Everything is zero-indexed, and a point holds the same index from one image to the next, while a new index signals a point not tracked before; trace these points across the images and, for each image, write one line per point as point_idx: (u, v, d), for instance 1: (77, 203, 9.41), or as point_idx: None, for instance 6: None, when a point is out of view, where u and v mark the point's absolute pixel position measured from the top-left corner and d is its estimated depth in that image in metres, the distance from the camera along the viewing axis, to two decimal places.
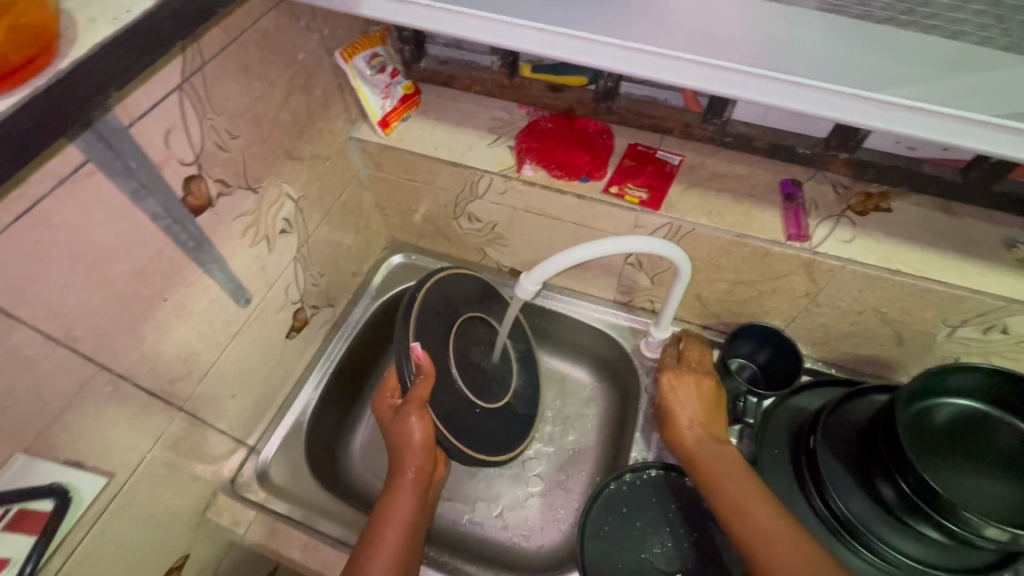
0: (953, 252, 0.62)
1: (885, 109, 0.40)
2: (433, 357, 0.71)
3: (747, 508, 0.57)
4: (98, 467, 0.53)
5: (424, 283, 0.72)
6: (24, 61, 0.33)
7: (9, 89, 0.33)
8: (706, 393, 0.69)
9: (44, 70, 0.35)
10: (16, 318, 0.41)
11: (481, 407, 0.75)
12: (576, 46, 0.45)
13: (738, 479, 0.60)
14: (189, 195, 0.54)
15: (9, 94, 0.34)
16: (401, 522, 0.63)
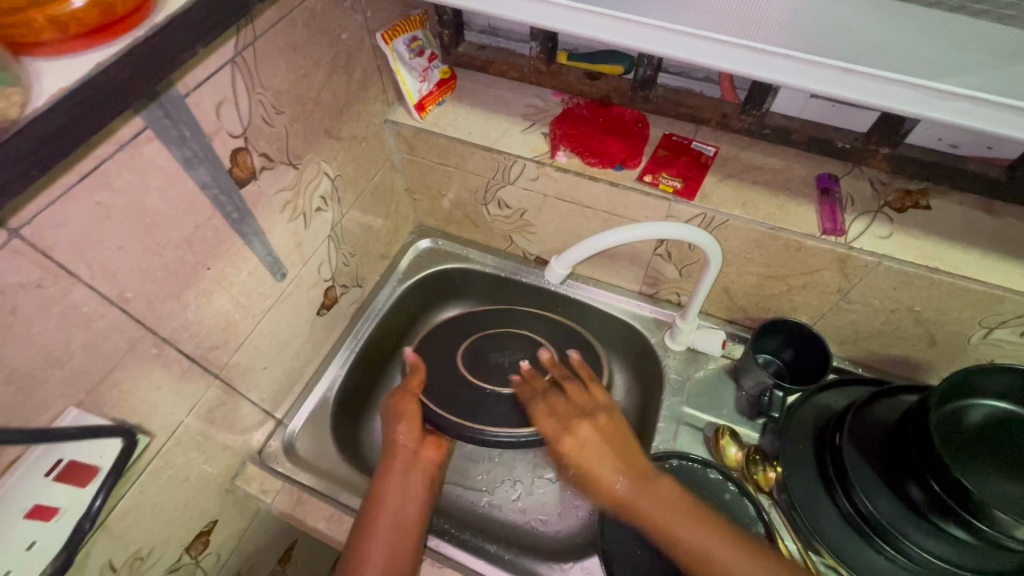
0: (993, 252, 0.61)
1: (940, 99, 0.40)
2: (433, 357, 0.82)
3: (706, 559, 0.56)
4: (140, 427, 0.55)
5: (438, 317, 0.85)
6: (121, 17, 0.37)
7: (106, 44, 0.37)
8: (613, 450, 0.66)
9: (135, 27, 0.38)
10: (75, 275, 0.43)
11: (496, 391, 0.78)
12: (621, 29, 0.45)
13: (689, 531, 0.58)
14: (235, 166, 0.55)
15: (105, 49, 0.37)
16: (393, 500, 0.67)
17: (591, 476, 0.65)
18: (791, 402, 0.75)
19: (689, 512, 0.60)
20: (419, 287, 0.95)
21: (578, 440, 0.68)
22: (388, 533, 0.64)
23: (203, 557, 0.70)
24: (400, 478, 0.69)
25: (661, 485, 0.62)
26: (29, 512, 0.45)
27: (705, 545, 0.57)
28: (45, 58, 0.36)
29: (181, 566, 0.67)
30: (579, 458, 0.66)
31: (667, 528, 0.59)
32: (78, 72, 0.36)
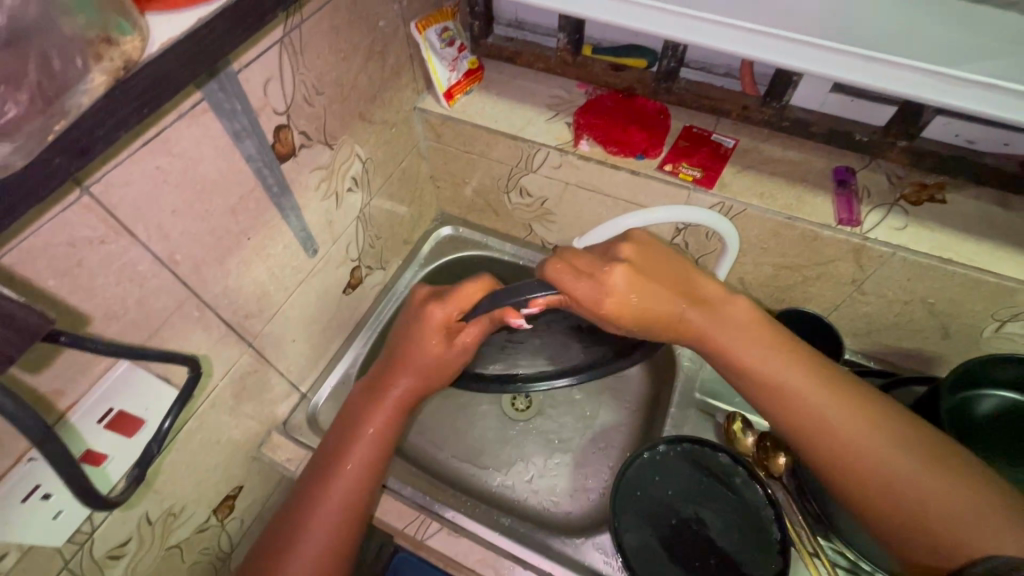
0: (1008, 244, 0.62)
1: (962, 86, 0.41)
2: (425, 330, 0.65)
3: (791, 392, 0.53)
4: None
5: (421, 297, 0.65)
6: None
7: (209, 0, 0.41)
8: (681, 286, 0.57)
9: None
10: (134, 236, 0.46)
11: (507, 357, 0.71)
12: (651, 18, 0.47)
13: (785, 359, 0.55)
14: (278, 142, 0.58)
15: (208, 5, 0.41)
16: (362, 462, 0.59)
17: (655, 317, 0.55)
18: None
19: (771, 351, 0.55)
20: (439, 272, 0.98)
21: (615, 286, 0.52)
22: (339, 507, 0.57)
23: (227, 521, 0.73)
24: (378, 435, 0.60)
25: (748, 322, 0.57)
26: (83, 457, 0.49)
27: (782, 378, 0.54)
28: (155, 12, 0.39)
29: (208, 527, 0.70)
30: (642, 299, 0.53)
31: (736, 360, 0.56)
32: (186, 24, 0.40)
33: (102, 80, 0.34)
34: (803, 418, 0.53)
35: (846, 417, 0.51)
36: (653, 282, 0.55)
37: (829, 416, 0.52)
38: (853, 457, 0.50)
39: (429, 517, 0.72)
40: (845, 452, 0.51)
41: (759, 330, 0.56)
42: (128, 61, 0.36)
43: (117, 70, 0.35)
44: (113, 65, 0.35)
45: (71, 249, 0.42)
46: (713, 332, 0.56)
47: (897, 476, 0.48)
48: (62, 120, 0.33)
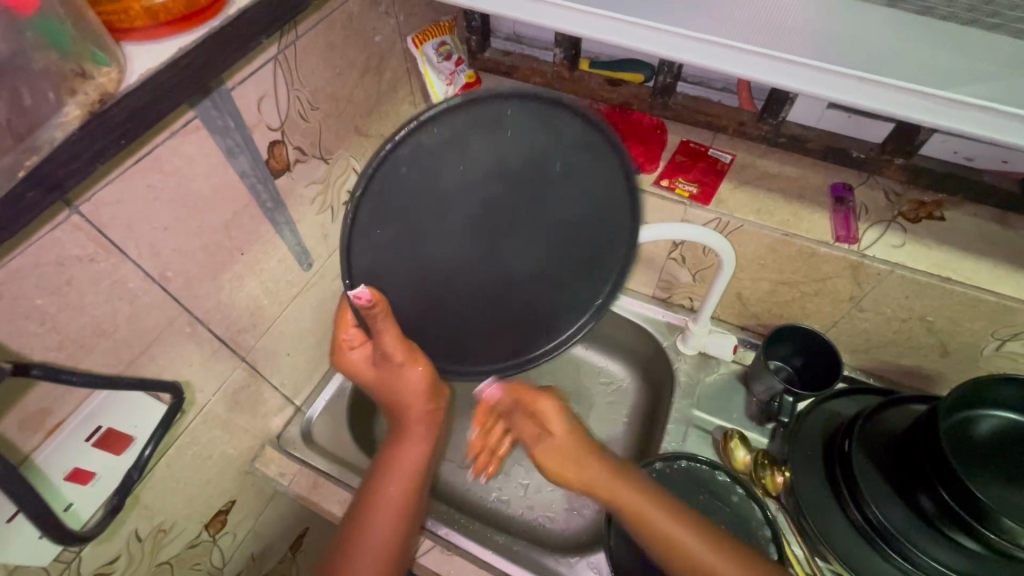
0: (1007, 263, 0.61)
1: (955, 108, 0.41)
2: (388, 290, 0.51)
3: (675, 541, 0.58)
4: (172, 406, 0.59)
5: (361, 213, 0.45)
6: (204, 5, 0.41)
7: (190, 30, 0.41)
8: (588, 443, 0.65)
9: (215, 17, 0.42)
10: (125, 254, 0.46)
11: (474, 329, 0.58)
12: (643, 36, 0.47)
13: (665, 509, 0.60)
14: (272, 158, 0.58)
15: (190, 34, 0.41)
16: (388, 513, 0.61)
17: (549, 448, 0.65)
18: (801, 408, 0.76)
19: (674, 520, 0.59)
20: None
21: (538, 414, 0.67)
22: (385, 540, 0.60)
23: (219, 536, 0.73)
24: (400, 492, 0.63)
25: (620, 483, 0.62)
26: (69, 474, 0.49)
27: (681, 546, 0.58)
28: (134, 42, 0.40)
29: (200, 542, 0.69)
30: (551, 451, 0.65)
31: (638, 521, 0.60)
32: (165, 54, 0.39)
33: (77, 114, 0.35)
34: (665, 549, 0.58)
35: (677, 523, 0.59)
36: (556, 443, 0.65)
37: (679, 534, 0.59)
38: (696, 560, 0.57)
39: (422, 535, 0.71)
40: (683, 560, 0.58)
41: (636, 475, 0.64)
42: (104, 94, 0.36)
43: (94, 103, 0.35)
44: (88, 99, 0.35)
45: (60, 268, 0.42)
46: (619, 488, 0.62)
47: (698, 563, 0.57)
48: (34, 157, 0.33)
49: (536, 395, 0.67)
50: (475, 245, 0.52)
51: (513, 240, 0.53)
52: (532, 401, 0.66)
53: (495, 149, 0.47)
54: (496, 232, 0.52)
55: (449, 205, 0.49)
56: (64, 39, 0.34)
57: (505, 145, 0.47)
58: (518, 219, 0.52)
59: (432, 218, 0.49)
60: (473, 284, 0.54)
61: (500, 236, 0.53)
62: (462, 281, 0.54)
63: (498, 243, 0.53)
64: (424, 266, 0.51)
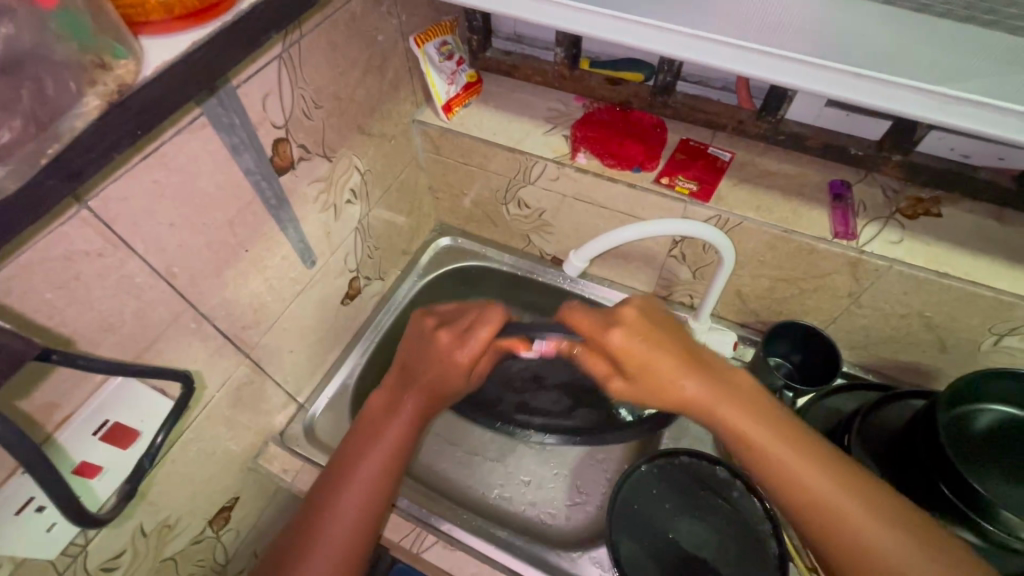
0: (1003, 258, 0.62)
1: (945, 104, 0.42)
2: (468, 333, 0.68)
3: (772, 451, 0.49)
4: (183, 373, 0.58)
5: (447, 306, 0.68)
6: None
7: (203, 23, 0.41)
8: (684, 368, 0.53)
9: (228, 10, 0.42)
10: (131, 249, 0.47)
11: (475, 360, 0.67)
12: (645, 34, 0.48)
13: (750, 409, 0.51)
14: (276, 155, 0.59)
15: (203, 28, 0.41)
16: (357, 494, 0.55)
17: (632, 391, 0.54)
18: (801, 404, 0.76)
19: (771, 425, 0.51)
20: (437, 283, 0.98)
21: (621, 355, 0.53)
22: (350, 528, 0.54)
23: (223, 532, 0.73)
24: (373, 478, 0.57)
25: (715, 390, 0.52)
26: (78, 468, 0.49)
27: (778, 450, 0.49)
28: (149, 34, 0.40)
29: (204, 538, 0.70)
30: (632, 384, 0.54)
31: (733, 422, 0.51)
32: (180, 47, 0.40)
33: (97, 104, 0.36)
34: (762, 470, 0.50)
35: (789, 449, 0.49)
36: (655, 355, 0.53)
37: (790, 455, 0.49)
38: (845, 514, 0.47)
39: (424, 530, 0.71)
40: (783, 481, 0.49)
41: (738, 389, 0.53)
42: (123, 84, 0.37)
43: (112, 93, 0.36)
44: (106, 88, 0.36)
45: (68, 262, 0.43)
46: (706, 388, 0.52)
47: (803, 492, 0.48)
48: (56, 144, 0.34)
49: (604, 327, 0.54)
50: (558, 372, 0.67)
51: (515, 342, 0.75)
52: (603, 328, 0.54)
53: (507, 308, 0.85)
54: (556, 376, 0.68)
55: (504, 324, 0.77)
56: (83, 32, 0.35)
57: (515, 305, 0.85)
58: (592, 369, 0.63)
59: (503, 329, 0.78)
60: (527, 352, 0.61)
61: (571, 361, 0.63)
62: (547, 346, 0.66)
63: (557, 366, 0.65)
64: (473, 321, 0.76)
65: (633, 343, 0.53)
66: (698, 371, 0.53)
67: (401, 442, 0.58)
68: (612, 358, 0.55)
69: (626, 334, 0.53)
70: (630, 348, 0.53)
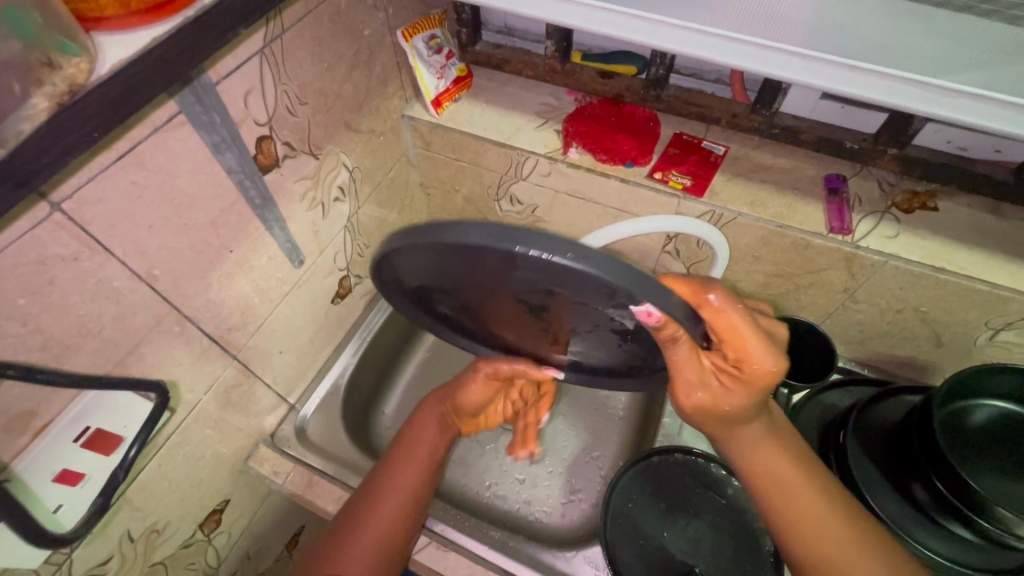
0: (1000, 252, 0.61)
1: (950, 98, 0.40)
2: (454, 271, 0.45)
3: (788, 495, 0.51)
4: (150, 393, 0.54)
5: (401, 253, 0.45)
6: None
7: (162, 19, 0.40)
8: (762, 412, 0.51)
9: (190, 7, 0.41)
10: (109, 251, 0.46)
11: (461, 281, 0.47)
12: (634, 26, 0.46)
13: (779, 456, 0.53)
14: (260, 154, 0.57)
15: (162, 24, 0.40)
16: (404, 490, 0.63)
17: (716, 406, 0.49)
18: (796, 400, 0.76)
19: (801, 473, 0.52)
20: None
21: (755, 380, 0.46)
22: (391, 516, 0.61)
23: (214, 535, 0.72)
24: (408, 476, 0.64)
25: (766, 440, 0.53)
26: (58, 476, 0.48)
27: (796, 493, 0.51)
28: (104, 32, 0.39)
29: (194, 542, 0.69)
30: (729, 401, 0.48)
31: (756, 464, 0.53)
32: (135, 44, 0.39)
33: (46, 105, 0.34)
34: (792, 520, 0.51)
35: (808, 492, 0.51)
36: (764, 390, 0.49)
37: (816, 514, 0.50)
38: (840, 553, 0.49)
39: None
40: (800, 533, 0.50)
41: (781, 437, 0.54)
42: (72, 85, 0.35)
43: (62, 94, 0.35)
44: (57, 90, 0.35)
45: (42, 266, 0.42)
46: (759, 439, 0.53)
47: (834, 553, 0.49)
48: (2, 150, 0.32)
49: (763, 346, 0.44)
50: (477, 299, 0.50)
51: (488, 308, 0.52)
52: (761, 348, 0.44)
53: (449, 257, 0.42)
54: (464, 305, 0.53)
55: (452, 297, 0.52)
56: (29, 28, 0.33)
57: (478, 260, 0.41)
58: (524, 294, 0.46)
59: (463, 299, 0.52)
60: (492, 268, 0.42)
61: (520, 294, 0.46)
62: (504, 263, 0.40)
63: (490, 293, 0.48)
64: (424, 282, 0.51)
65: (740, 382, 0.47)
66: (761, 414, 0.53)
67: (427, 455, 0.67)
68: (733, 367, 0.47)
69: (780, 364, 0.46)
70: (746, 391, 0.47)
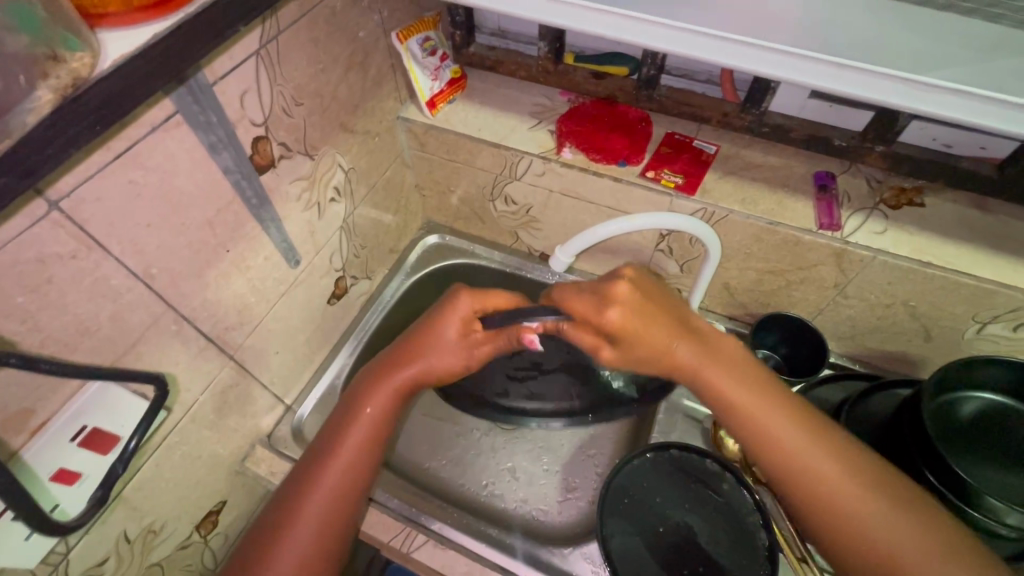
0: (984, 245, 0.63)
1: (930, 94, 0.41)
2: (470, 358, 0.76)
3: (746, 410, 0.54)
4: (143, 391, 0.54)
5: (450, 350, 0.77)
6: None
7: (165, 15, 0.41)
8: (681, 335, 0.56)
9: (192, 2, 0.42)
10: (107, 250, 0.46)
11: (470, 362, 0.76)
12: (624, 26, 0.47)
13: (727, 368, 0.56)
14: (256, 154, 0.58)
15: (165, 19, 0.41)
16: (346, 464, 0.59)
17: (636, 356, 0.56)
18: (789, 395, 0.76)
19: (749, 385, 0.55)
20: (426, 281, 0.97)
21: (623, 331, 0.54)
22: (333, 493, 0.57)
23: (211, 537, 0.72)
24: (360, 444, 0.60)
25: (704, 358, 0.56)
26: (54, 475, 0.48)
27: (747, 407, 0.54)
28: (109, 27, 0.39)
29: (191, 543, 0.69)
30: (626, 352, 0.56)
31: (710, 385, 0.55)
32: (139, 40, 0.39)
33: (50, 98, 0.35)
34: (754, 431, 0.54)
35: (760, 406, 0.54)
36: (644, 327, 0.55)
37: (776, 426, 0.53)
38: (810, 466, 0.51)
39: (414, 529, 0.71)
40: (794, 472, 0.52)
41: (722, 353, 0.57)
42: (76, 78, 0.36)
43: (66, 87, 0.35)
44: (61, 83, 0.35)
45: (39, 264, 0.42)
46: (699, 359, 0.55)
47: (799, 467, 0.52)
48: (6, 141, 0.33)
49: (599, 306, 0.54)
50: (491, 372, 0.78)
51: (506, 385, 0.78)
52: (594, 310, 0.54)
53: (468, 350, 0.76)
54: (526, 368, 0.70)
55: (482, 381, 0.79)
56: (36, 23, 0.33)
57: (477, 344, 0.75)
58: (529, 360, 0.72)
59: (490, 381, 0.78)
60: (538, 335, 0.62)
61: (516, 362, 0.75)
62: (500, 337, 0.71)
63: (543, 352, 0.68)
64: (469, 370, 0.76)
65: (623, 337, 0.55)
66: (677, 337, 0.56)
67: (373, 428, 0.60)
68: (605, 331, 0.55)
69: (625, 310, 0.54)
70: (638, 337, 0.55)
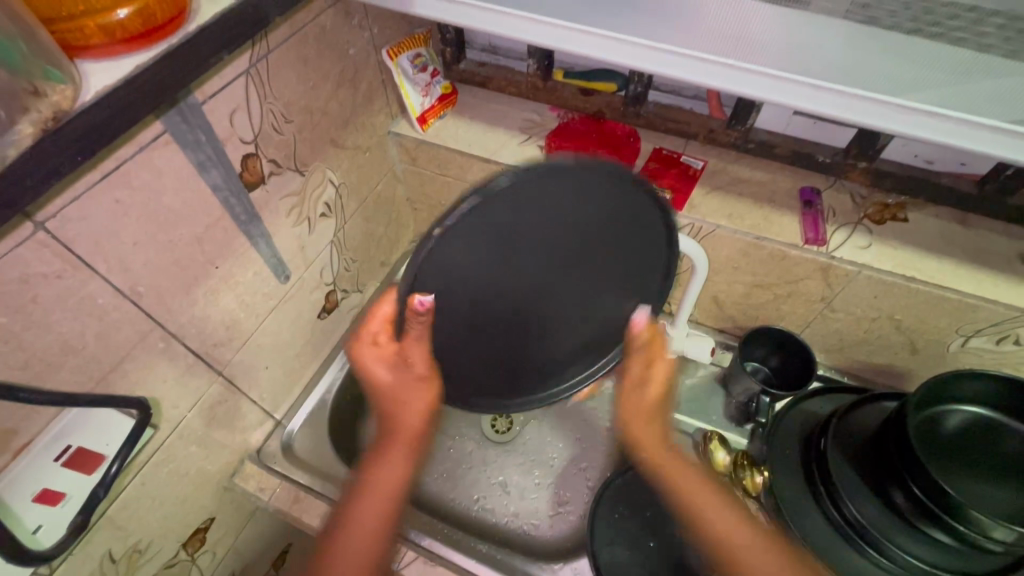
0: (966, 260, 0.63)
1: (902, 114, 0.43)
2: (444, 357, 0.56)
3: (691, 490, 0.56)
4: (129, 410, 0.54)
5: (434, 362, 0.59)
6: (167, 21, 0.41)
7: (149, 45, 0.41)
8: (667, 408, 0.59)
9: (176, 32, 0.42)
10: (94, 270, 0.46)
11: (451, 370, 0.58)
12: (610, 47, 0.48)
13: (661, 446, 0.58)
14: (245, 171, 0.58)
15: (149, 50, 0.41)
16: (365, 540, 0.53)
17: (643, 412, 0.58)
18: (777, 408, 0.77)
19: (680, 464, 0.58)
20: None
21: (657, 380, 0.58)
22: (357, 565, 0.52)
23: (198, 555, 0.71)
24: (380, 512, 0.55)
25: (660, 439, 0.58)
26: (38, 495, 0.48)
27: (690, 489, 0.56)
28: (91, 59, 0.40)
29: (177, 562, 0.68)
30: (651, 394, 0.58)
31: (652, 457, 0.58)
32: (121, 72, 0.40)
33: (31, 132, 0.35)
34: (692, 511, 0.55)
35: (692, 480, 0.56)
36: (659, 387, 0.58)
37: (711, 509, 0.54)
38: (747, 560, 0.52)
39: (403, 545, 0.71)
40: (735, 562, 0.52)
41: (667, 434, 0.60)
42: (57, 111, 0.36)
43: (47, 120, 0.35)
44: (42, 116, 0.35)
45: (24, 285, 0.42)
46: (655, 438, 0.58)
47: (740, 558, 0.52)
48: None
49: (660, 344, 0.58)
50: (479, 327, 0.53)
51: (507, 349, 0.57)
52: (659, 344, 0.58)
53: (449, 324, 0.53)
54: (530, 327, 0.57)
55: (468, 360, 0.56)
56: (13, 55, 0.33)
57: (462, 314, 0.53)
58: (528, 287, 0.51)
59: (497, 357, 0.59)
60: (527, 209, 0.45)
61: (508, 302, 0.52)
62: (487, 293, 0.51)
63: (546, 243, 0.49)
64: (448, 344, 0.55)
65: (653, 380, 0.58)
66: (661, 414, 0.59)
67: (384, 503, 0.55)
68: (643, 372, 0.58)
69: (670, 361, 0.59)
70: (650, 392, 0.58)
